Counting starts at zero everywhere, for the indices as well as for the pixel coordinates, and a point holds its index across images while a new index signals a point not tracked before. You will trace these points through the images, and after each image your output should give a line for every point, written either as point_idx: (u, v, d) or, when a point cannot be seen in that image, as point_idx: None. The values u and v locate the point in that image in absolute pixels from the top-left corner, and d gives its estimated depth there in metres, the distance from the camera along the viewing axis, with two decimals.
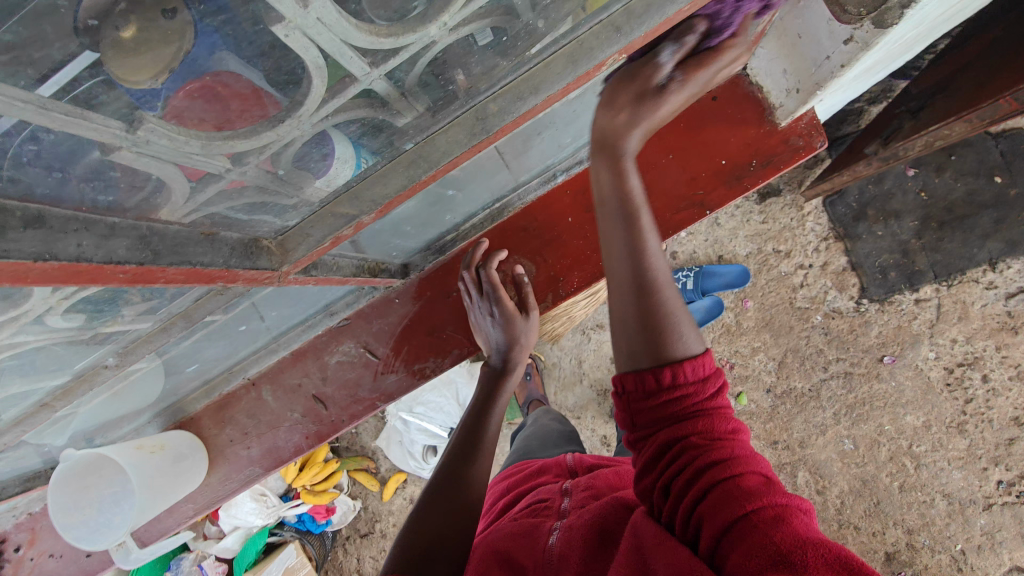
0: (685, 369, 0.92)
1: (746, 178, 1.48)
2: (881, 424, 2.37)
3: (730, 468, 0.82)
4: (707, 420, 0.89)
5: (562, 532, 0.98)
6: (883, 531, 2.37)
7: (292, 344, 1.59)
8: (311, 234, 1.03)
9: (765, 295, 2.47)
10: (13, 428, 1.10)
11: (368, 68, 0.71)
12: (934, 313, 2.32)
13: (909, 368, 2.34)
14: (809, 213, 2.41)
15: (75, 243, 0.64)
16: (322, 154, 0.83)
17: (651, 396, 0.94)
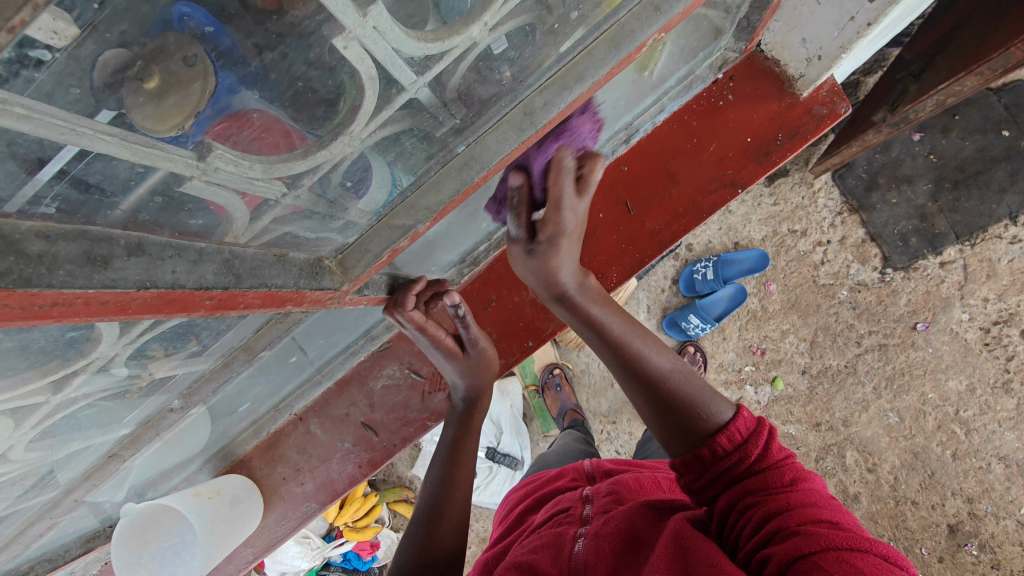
0: (723, 440, 0.97)
1: (775, 153, 1.43)
2: (924, 392, 2.33)
3: (789, 514, 0.81)
4: (766, 476, 0.90)
5: (587, 540, 1.00)
6: (942, 503, 2.30)
7: (336, 373, 1.58)
8: (370, 249, 1.07)
9: (787, 276, 2.46)
10: (84, 482, 1.11)
11: (415, 76, 0.76)
12: (961, 274, 2.30)
13: (944, 333, 2.30)
14: (820, 189, 2.42)
15: (171, 268, 0.66)
16: (362, 171, 0.88)
17: (701, 481, 0.97)
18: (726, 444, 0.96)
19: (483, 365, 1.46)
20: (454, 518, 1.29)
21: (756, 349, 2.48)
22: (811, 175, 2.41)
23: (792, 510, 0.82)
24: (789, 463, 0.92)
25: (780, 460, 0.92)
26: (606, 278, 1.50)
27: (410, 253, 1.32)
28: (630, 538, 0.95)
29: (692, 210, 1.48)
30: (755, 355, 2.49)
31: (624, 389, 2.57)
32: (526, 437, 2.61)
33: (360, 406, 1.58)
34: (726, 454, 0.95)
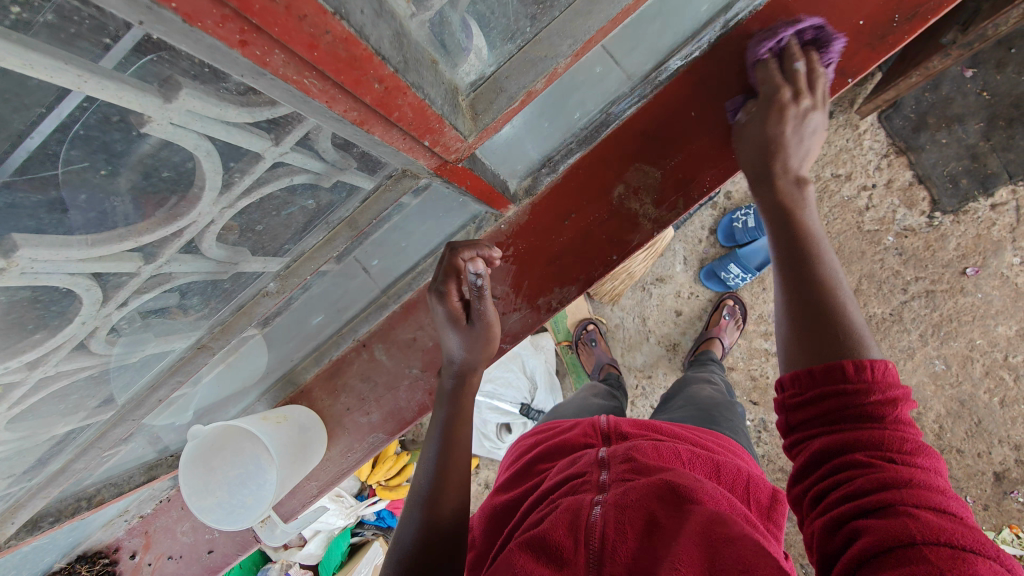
0: (865, 367, 0.81)
1: (891, 37, 1.27)
2: (972, 339, 2.27)
3: (901, 491, 0.69)
4: (881, 433, 0.76)
5: (605, 507, 0.91)
6: (989, 451, 2.28)
7: (403, 296, 1.48)
8: (505, 88, 0.94)
9: (829, 223, 2.40)
10: (171, 378, 1.21)
11: None
12: (1015, 215, 2.22)
13: (995, 277, 2.23)
14: (866, 130, 2.34)
15: (359, 10, 0.59)
16: (468, 27, 0.84)
17: (804, 401, 0.85)
18: (847, 373, 0.81)
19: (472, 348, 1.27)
20: (459, 477, 1.15)
21: None
22: (856, 116, 2.34)
23: (900, 484, 0.70)
24: (911, 427, 0.78)
25: (902, 418, 0.78)
26: (700, 184, 1.39)
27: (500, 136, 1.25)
28: (650, 517, 0.87)
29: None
30: None
31: (661, 342, 2.54)
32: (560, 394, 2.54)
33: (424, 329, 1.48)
34: (843, 381, 0.81)
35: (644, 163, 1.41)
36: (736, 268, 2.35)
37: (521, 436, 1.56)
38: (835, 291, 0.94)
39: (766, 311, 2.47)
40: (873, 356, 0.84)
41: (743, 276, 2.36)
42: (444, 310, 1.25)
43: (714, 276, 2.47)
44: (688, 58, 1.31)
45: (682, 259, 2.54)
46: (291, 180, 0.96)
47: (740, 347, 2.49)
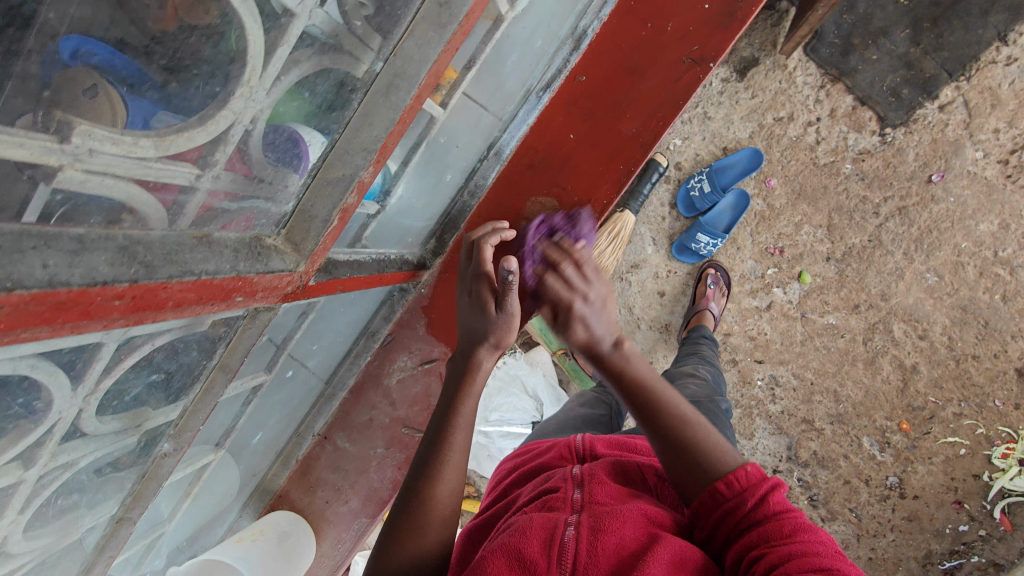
0: (721, 488, 0.94)
1: (733, 19, 1.51)
2: (957, 243, 2.22)
3: (785, 564, 0.79)
4: (762, 530, 0.87)
5: (579, 527, 0.88)
6: (1005, 349, 2.22)
7: (347, 381, 1.72)
8: (314, 216, 1.10)
9: (785, 167, 2.34)
10: (104, 555, 1.07)
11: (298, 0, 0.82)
12: (965, 111, 2.18)
13: (963, 178, 2.20)
14: (795, 68, 2.30)
15: (40, 263, 0.61)
16: (285, 145, 0.98)
17: (706, 535, 0.95)
18: (725, 492, 0.94)
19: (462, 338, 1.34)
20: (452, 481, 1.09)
21: (774, 250, 2.37)
22: (782, 57, 2.29)
23: (794, 556, 0.80)
24: (790, 512, 0.89)
25: (778, 506, 0.90)
26: (594, 201, 1.63)
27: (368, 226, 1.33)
28: (620, 541, 0.87)
29: (656, 109, 1.57)
30: (774, 257, 2.38)
31: (652, 327, 2.52)
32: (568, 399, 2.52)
33: (378, 409, 1.72)
34: (725, 500, 0.93)
35: (539, 192, 1.65)
36: (705, 237, 2.34)
37: (499, 461, 1.55)
38: (688, 421, 1.06)
39: (747, 270, 2.42)
40: (733, 467, 0.98)
41: (714, 242, 2.35)
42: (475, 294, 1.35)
43: (687, 249, 2.46)
44: (549, 88, 1.59)
45: (651, 241, 2.50)
46: (152, 345, 0.90)
47: (731, 311, 2.43)
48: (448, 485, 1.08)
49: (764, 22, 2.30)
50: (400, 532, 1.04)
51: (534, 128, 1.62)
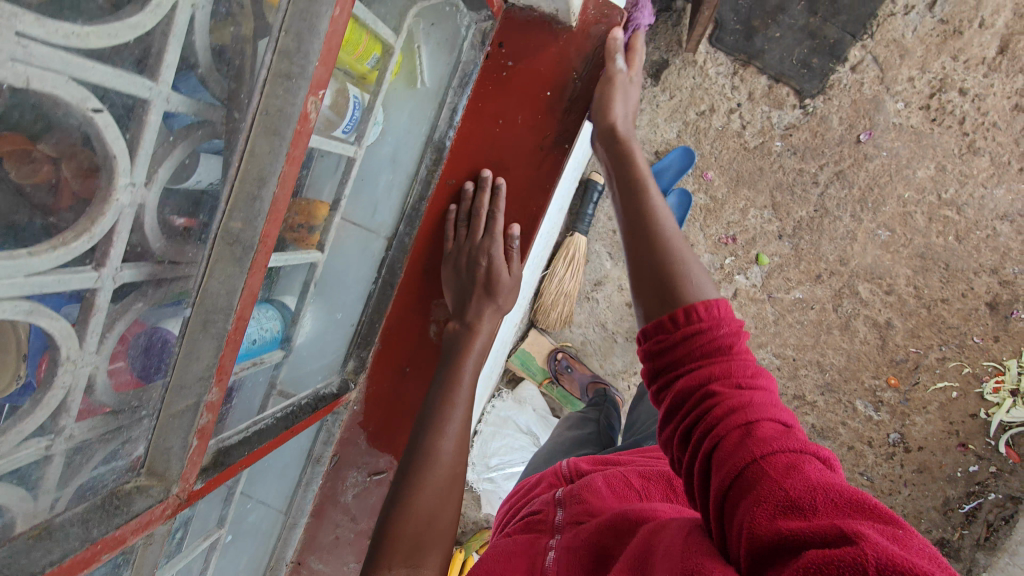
0: (693, 309, 0.87)
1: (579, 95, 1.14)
2: (900, 195, 2.24)
3: (738, 412, 0.74)
4: (722, 365, 0.81)
5: (557, 550, 0.92)
6: (972, 287, 2.23)
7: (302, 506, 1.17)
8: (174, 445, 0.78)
9: (719, 158, 2.36)
10: None
11: (96, 271, 0.60)
12: (876, 67, 2.21)
13: (889, 131, 2.22)
14: (705, 61, 2.32)
15: None
16: (148, 355, 0.72)
17: (660, 350, 0.88)
18: (683, 319, 0.87)
19: (459, 340, 1.14)
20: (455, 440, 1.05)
21: (726, 239, 2.39)
22: (689, 54, 2.32)
23: (744, 405, 0.75)
24: (744, 353, 0.83)
25: (737, 347, 0.84)
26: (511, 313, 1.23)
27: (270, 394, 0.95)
28: (597, 548, 0.88)
29: (535, 192, 1.19)
30: (728, 245, 2.40)
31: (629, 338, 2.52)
32: None
33: (343, 526, 1.18)
34: (692, 324, 0.85)
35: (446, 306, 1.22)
36: None
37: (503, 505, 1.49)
38: (674, 264, 0.94)
39: (705, 264, 2.43)
40: (707, 294, 0.90)
41: None
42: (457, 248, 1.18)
43: None
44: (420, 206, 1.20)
45: (607, 256, 2.52)
46: None
47: None
48: (451, 447, 1.04)
49: (665, 24, 2.33)
50: (403, 502, 0.98)
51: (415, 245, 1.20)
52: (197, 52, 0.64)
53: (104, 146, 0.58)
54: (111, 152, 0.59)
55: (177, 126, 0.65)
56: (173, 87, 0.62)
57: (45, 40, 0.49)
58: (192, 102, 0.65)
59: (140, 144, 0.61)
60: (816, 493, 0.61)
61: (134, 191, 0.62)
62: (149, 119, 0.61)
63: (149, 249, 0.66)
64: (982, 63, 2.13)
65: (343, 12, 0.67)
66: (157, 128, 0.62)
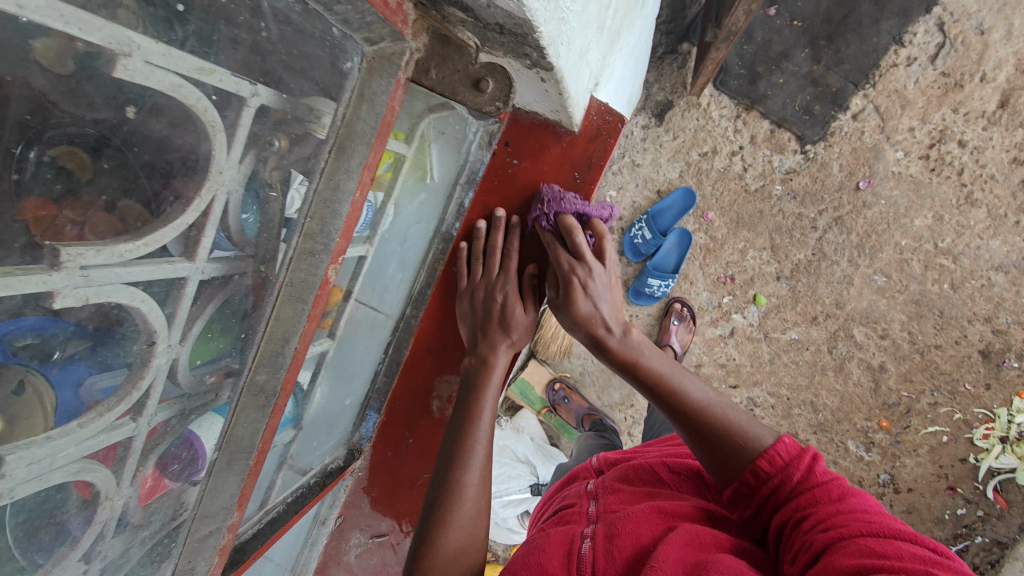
0: (761, 463, 0.79)
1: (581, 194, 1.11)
2: (897, 242, 2.28)
3: (829, 513, 0.70)
4: (804, 494, 0.75)
5: (596, 537, 0.78)
6: (965, 334, 2.27)
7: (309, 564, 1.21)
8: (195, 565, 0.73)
9: (720, 199, 2.40)
10: None
11: (135, 421, 0.56)
12: (877, 116, 2.24)
13: (888, 179, 2.26)
14: (709, 104, 2.36)
15: None
16: (183, 463, 0.66)
17: (750, 509, 0.80)
18: (766, 469, 0.78)
19: (474, 374, 1.04)
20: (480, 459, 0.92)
21: (725, 278, 2.43)
22: (693, 96, 2.36)
23: (838, 512, 0.69)
24: (834, 479, 0.76)
25: (816, 476, 0.76)
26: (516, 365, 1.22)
27: (282, 475, 0.95)
28: (640, 541, 0.75)
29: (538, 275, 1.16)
30: (727, 284, 2.44)
31: None
32: (559, 455, 2.59)
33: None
34: (769, 477, 0.78)
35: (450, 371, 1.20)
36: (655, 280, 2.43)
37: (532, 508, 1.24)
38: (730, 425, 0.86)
39: (704, 302, 2.47)
40: (763, 441, 0.82)
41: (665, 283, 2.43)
42: (474, 282, 1.10)
43: (642, 293, 2.54)
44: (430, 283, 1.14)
45: None
46: None
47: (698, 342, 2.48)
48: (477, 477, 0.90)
49: (670, 65, 2.37)
50: (426, 541, 0.85)
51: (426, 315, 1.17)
52: (231, 221, 0.57)
53: (148, 319, 0.52)
54: (152, 327, 0.53)
55: (208, 288, 0.58)
56: (210, 253, 0.57)
57: (103, 262, 0.45)
58: (225, 265, 0.59)
59: (180, 309, 0.56)
60: (902, 551, 0.60)
61: (167, 354, 0.57)
62: (186, 291, 0.55)
63: (177, 403, 0.61)
64: (982, 116, 2.17)
65: (364, 189, 0.67)
66: (197, 291, 0.57)
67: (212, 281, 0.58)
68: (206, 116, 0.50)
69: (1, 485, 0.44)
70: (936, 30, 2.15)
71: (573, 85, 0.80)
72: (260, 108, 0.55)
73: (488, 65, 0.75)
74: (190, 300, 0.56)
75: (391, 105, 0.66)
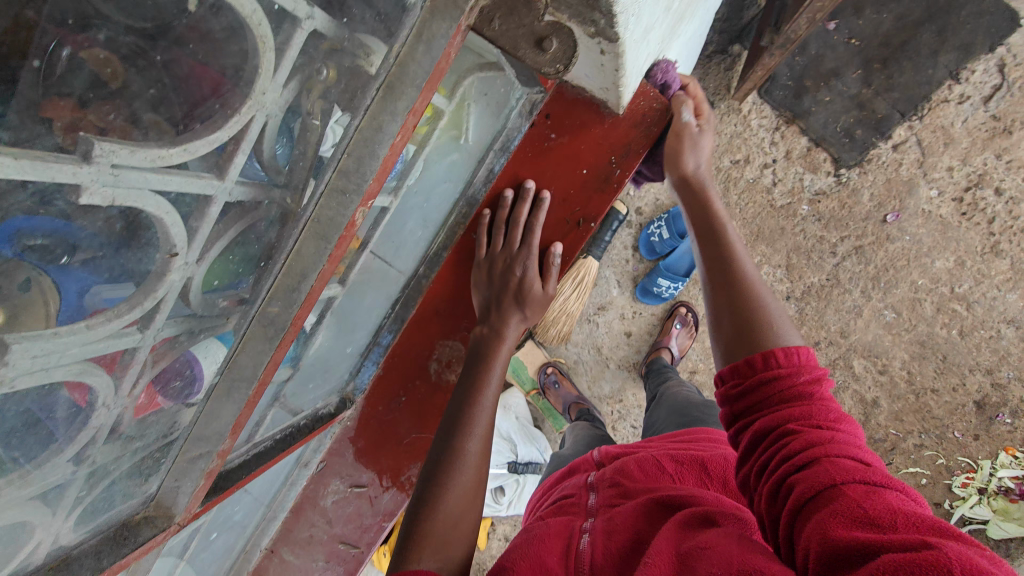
0: (775, 355, 0.75)
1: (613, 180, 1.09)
2: (913, 281, 2.25)
3: (825, 447, 0.63)
4: (803, 406, 0.70)
5: (594, 532, 0.76)
6: (963, 382, 2.26)
7: (286, 502, 1.24)
8: (182, 484, 0.76)
9: (743, 210, 2.36)
10: None
11: (139, 336, 0.55)
12: (918, 150, 2.19)
13: (917, 217, 2.22)
14: (750, 111, 2.31)
15: None
16: (181, 382, 0.66)
17: (739, 394, 0.76)
18: (778, 360, 0.75)
19: (484, 345, 1.04)
20: (485, 429, 0.91)
21: None
22: (735, 101, 2.30)
23: (827, 440, 0.64)
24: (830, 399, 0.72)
25: (824, 395, 0.71)
26: None
27: (271, 413, 0.95)
28: (638, 535, 0.73)
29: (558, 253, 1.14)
30: None
31: (621, 366, 2.57)
32: (541, 438, 2.61)
33: (318, 527, 1.26)
34: (777, 366, 0.74)
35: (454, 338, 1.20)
36: (665, 281, 2.37)
37: None
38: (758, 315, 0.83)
39: None
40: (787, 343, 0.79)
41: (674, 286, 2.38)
42: (491, 254, 1.09)
43: (650, 292, 2.49)
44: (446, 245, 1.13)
45: (616, 283, 2.55)
46: None
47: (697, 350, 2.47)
48: (478, 445, 0.89)
49: (717, 66, 2.31)
50: (423, 502, 0.82)
51: (438, 278, 1.17)
52: (265, 147, 0.56)
53: (167, 233, 0.51)
54: (172, 243, 0.52)
55: (233, 212, 0.57)
56: (239, 177, 0.55)
57: (134, 164, 0.45)
58: (252, 188, 0.58)
59: (199, 231, 0.54)
60: (896, 515, 0.52)
61: (183, 271, 0.56)
62: (211, 211, 0.54)
63: (183, 322, 0.60)
64: None
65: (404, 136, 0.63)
66: (218, 214, 0.56)
67: (234, 207, 0.57)
68: (258, 29, 0.48)
69: (4, 372, 0.44)
70: (995, 70, 2.09)
71: (630, 63, 0.78)
72: (312, 32, 0.53)
73: (555, 24, 0.66)
74: (210, 222, 0.55)
75: (449, 54, 0.60)
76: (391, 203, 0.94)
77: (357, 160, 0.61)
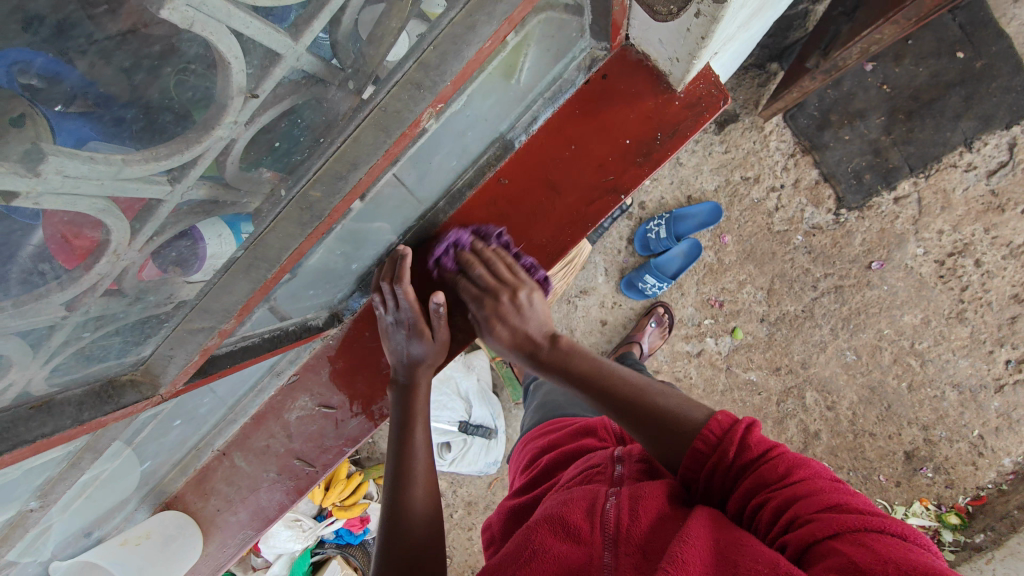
0: (703, 434, 0.75)
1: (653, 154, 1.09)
2: (880, 329, 2.35)
3: (802, 499, 0.62)
4: (754, 476, 0.69)
5: (621, 496, 0.73)
6: (899, 432, 2.37)
7: (248, 409, 1.25)
8: (176, 354, 0.79)
9: (741, 226, 2.40)
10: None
11: (169, 186, 0.55)
12: (916, 208, 2.26)
13: (899, 270, 2.30)
14: (771, 131, 2.32)
15: None
16: (192, 250, 0.66)
17: (697, 474, 0.75)
18: (703, 448, 0.74)
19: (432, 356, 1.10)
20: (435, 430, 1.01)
21: (714, 302, 2.46)
22: (760, 118, 2.31)
23: (793, 499, 0.63)
24: (774, 448, 0.70)
25: (764, 447, 0.71)
26: None
27: (260, 311, 0.94)
28: (664, 508, 0.70)
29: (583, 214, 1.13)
30: (713, 308, 2.47)
31: None
32: (496, 404, 2.61)
33: (276, 439, 1.26)
34: (706, 455, 0.74)
35: None
36: (651, 279, 2.42)
37: (525, 441, 1.27)
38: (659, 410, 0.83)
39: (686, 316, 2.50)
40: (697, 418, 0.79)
41: (659, 285, 2.44)
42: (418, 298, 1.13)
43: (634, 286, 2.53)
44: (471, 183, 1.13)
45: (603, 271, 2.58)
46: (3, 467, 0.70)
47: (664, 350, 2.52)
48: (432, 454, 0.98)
49: (752, 79, 2.32)
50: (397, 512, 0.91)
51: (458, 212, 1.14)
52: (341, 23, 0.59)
53: (228, 88, 0.52)
54: (228, 98, 0.53)
55: (293, 83, 0.58)
56: (308, 47, 0.57)
57: None
58: (316, 63, 0.59)
59: (260, 89, 0.55)
60: (884, 560, 0.51)
61: (229, 131, 0.56)
62: (275, 71, 0.55)
63: (211, 187, 0.61)
64: (1006, 245, 2.21)
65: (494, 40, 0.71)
66: (280, 79, 0.57)
67: (291, 81, 0.58)
68: None
69: (36, 184, 0.44)
70: (1006, 147, 2.15)
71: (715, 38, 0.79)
72: None
73: None
74: (271, 86, 0.56)
75: None
76: (434, 127, 0.94)
77: (440, 54, 0.68)
